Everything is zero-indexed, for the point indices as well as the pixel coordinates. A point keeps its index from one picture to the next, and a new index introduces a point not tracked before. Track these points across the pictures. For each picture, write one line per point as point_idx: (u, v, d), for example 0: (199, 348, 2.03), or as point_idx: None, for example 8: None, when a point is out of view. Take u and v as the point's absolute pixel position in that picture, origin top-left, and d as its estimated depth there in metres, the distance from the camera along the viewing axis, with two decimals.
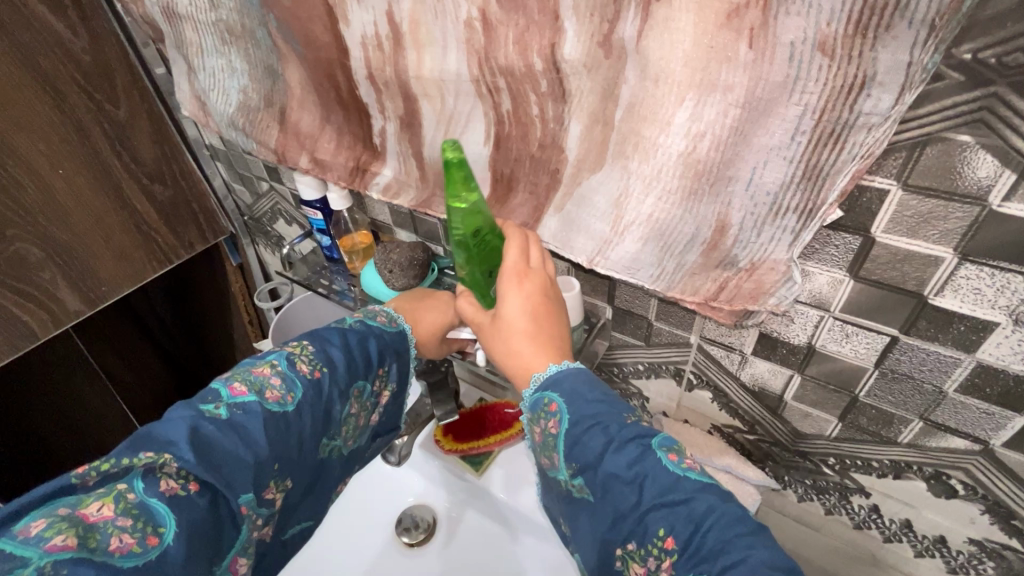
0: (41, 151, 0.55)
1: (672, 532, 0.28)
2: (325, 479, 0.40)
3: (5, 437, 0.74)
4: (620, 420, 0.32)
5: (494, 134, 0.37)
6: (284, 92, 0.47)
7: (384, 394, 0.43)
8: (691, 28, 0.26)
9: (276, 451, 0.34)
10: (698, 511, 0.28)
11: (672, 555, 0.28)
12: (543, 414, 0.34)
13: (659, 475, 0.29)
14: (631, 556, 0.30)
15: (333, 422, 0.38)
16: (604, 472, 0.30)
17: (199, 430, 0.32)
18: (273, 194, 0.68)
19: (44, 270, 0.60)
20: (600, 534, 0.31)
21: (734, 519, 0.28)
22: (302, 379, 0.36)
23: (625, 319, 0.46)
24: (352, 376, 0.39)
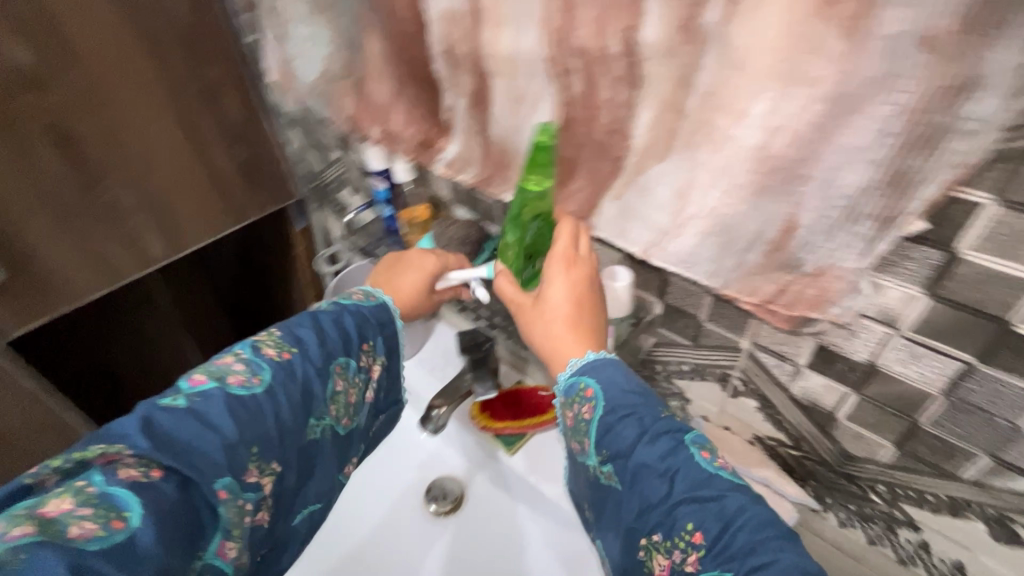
0: (140, 105, 0.60)
1: (700, 527, 0.28)
2: (325, 459, 0.40)
3: (91, 369, 0.82)
4: (654, 413, 0.32)
5: (559, 116, 0.37)
6: (361, 64, 0.48)
7: (375, 368, 0.44)
8: (780, 14, 0.25)
9: (249, 433, 0.34)
10: (729, 509, 0.28)
11: (698, 550, 0.28)
12: (578, 400, 0.35)
13: (692, 470, 0.30)
14: (654, 546, 0.31)
15: (317, 398, 0.39)
16: (637, 460, 0.31)
17: (154, 419, 0.32)
18: (342, 163, 0.71)
19: (136, 216, 0.65)
20: (626, 522, 0.32)
21: (766, 521, 0.28)
22: (266, 360, 0.37)
23: (675, 317, 0.45)
24: (325, 352, 0.40)
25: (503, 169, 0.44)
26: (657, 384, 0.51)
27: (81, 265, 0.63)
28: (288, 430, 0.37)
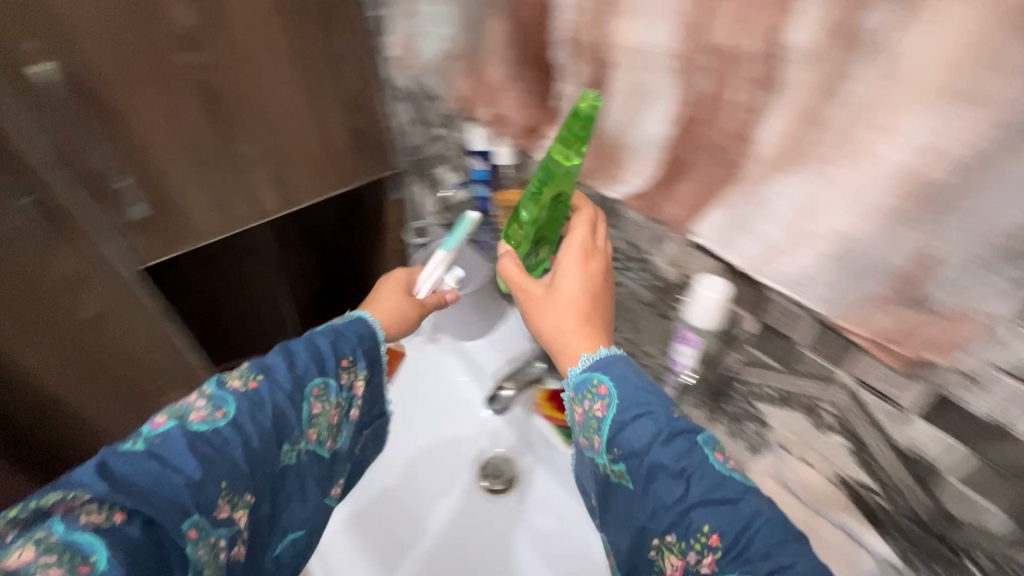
0: (273, 69, 0.64)
1: (716, 530, 0.31)
2: (304, 485, 0.41)
3: (200, 310, 0.90)
4: (667, 413, 0.35)
5: (676, 115, 0.36)
6: (481, 46, 0.49)
7: (358, 384, 0.45)
8: (961, 23, 0.23)
9: (217, 469, 0.34)
10: (746, 511, 0.31)
11: (713, 551, 0.31)
12: (589, 396, 0.38)
13: (709, 474, 0.33)
14: (665, 545, 0.33)
15: (291, 426, 0.39)
16: (652, 462, 0.34)
17: (112, 465, 0.32)
18: (443, 141, 0.73)
19: (257, 170, 0.71)
20: (637, 521, 0.34)
21: (780, 526, 0.31)
22: (229, 393, 0.37)
23: (769, 338, 0.42)
24: (295, 376, 0.40)
25: (606, 163, 0.43)
26: (733, 404, 0.49)
27: (210, 210, 0.70)
28: (263, 458, 0.37)
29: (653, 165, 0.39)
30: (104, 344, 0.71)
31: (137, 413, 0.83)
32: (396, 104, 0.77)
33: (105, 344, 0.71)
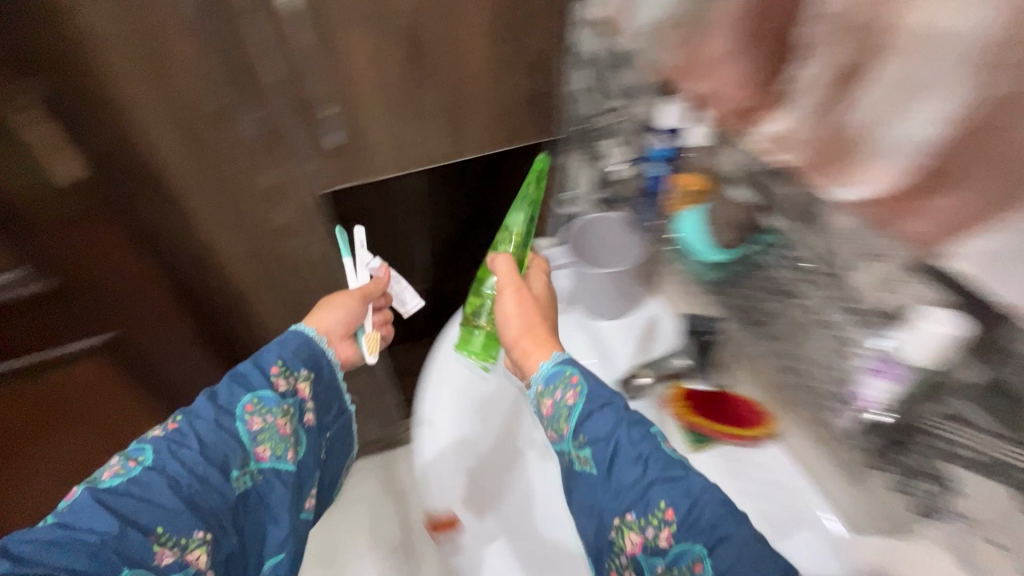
0: (471, 20, 0.66)
1: (673, 506, 0.40)
2: (270, 499, 0.48)
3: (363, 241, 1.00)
4: (622, 405, 0.46)
5: (950, 118, 0.30)
6: (712, 15, 0.46)
7: (303, 389, 0.53)
8: None
9: (150, 511, 0.41)
10: (694, 489, 0.40)
11: (668, 524, 0.39)
12: (562, 385, 0.48)
13: (663, 457, 0.42)
14: (628, 525, 0.41)
15: (232, 449, 0.46)
16: (618, 445, 0.43)
17: (24, 544, 0.37)
18: (618, 112, 0.69)
19: (438, 117, 0.74)
20: (605, 502, 0.43)
21: (721, 501, 0.39)
22: (147, 442, 0.45)
23: (1000, 396, 0.35)
24: (218, 407, 0.48)
25: (835, 161, 0.38)
26: (915, 454, 0.42)
27: (392, 151, 0.75)
28: (203, 484, 0.44)
29: (895, 171, 0.34)
30: (289, 249, 0.80)
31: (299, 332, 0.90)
32: (575, 69, 0.75)
33: (290, 249, 0.80)
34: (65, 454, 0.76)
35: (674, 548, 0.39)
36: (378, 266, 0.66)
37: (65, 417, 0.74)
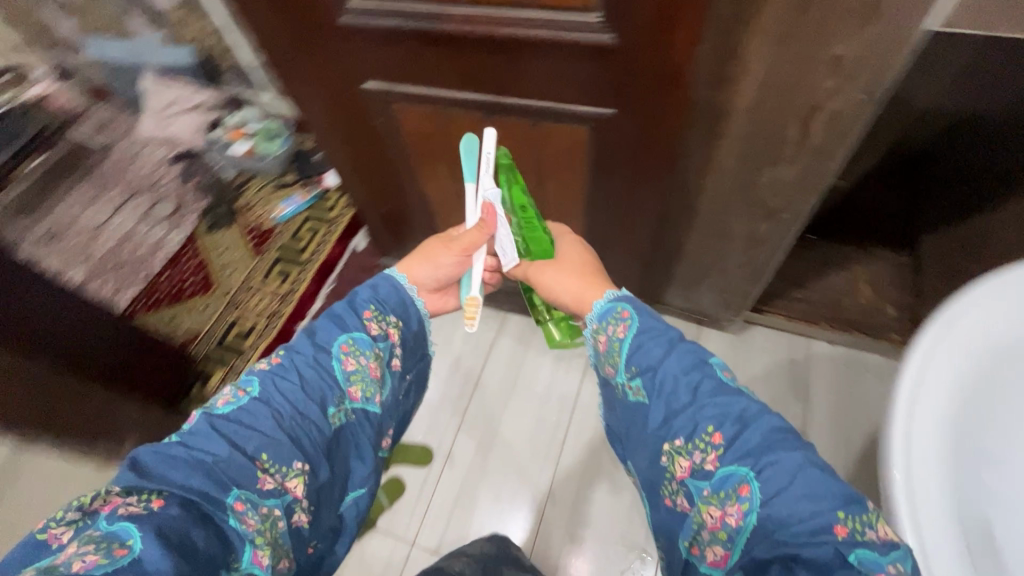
0: None
1: (722, 431, 0.42)
2: (358, 439, 0.54)
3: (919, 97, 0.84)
4: (668, 335, 0.49)
5: None
6: None
7: (391, 334, 0.60)
8: None
9: (266, 429, 0.47)
10: (750, 413, 0.43)
11: (714, 449, 0.42)
12: (615, 320, 0.53)
13: (712, 380, 0.45)
14: (676, 450, 0.44)
15: (331, 387, 0.52)
16: (665, 373, 0.46)
17: (148, 458, 0.43)
18: None
19: None
20: (655, 428, 0.46)
21: (772, 430, 0.42)
22: (256, 376, 0.51)
23: None
24: (317, 344, 0.54)
25: None
26: None
27: None
28: (305, 413, 0.49)
29: None
30: (814, 90, 0.64)
31: (736, 181, 0.81)
32: None
33: (815, 90, 0.64)
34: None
35: (719, 467, 0.42)
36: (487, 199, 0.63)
37: (530, 156, 0.82)
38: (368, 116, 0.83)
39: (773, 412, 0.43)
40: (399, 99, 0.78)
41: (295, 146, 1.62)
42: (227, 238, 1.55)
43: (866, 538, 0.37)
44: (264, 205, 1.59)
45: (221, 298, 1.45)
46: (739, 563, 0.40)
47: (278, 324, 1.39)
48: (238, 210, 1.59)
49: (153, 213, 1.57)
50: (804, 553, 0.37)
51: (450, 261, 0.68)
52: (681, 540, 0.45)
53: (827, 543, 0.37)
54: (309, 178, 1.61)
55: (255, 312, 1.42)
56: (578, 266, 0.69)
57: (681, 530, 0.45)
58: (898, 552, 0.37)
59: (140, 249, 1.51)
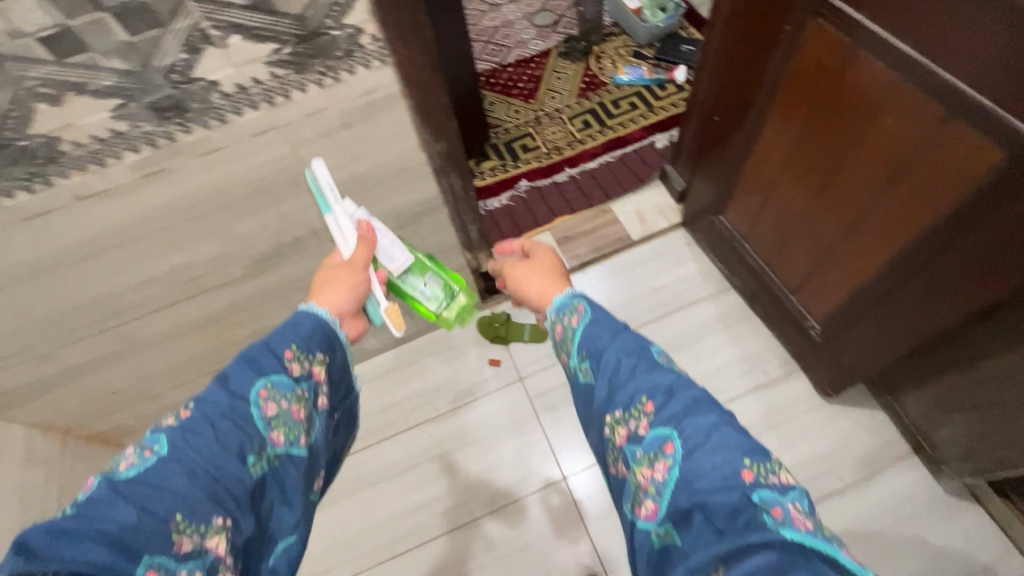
0: None
1: (652, 400, 0.53)
2: (283, 485, 0.55)
3: None
4: (614, 323, 0.61)
5: None
6: None
7: (314, 368, 0.62)
8: None
9: (172, 493, 0.46)
10: (675, 386, 0.54)
11: (646, 416, 0.53)
12: (568, 311, 0.66)
13: (647, 360, 0.57)
14: (616, 421, 0.55)
15: (252, 435, 0.52)
16: (610, 354, 0.58)
17: (44, 531, 0.40)
18: None
19: None
20: (601, 403, 0.57)
21: (693, 399, 0.53)
22: (163, 433, 0.49)
23: None
24: (233, 393, 0.54)
25: None
26: None
27: None
28: (224, 464, 0.49)
29: None
30: None
31: None
32: None
33: None
34: (863, 170, 0.78)
35: (646, 434, 0.52)
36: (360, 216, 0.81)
37: (893, 151, 0.73)
38: (773, 17, 0.81)
39: (697, 385, 0.54)
40: (828, 11, 0.72)
41: (672, 28, 1.65)
42: (566, 69, 1.68)
43: (767, 482, 0.47)
44: (613, 62, 1.67)
45: (531, 111, 1.61)
46: (667, 512, 0.48)
47: (554, 158, 1.51)
48: (592, 53, 1.70)
49: (534, 18, 1.78)
50: (715, 501, 0.46)
51: (353, 278, 0.75)
52: (628, 505, 0.53)
53: (734, 487, 0.46)
54: (662, 62, 1.64)
55: (547, 137, 1.55)
56: (535, 253, 0.83)
57: (627, 495, 0.54)
58: (794, 492, 0.47)
59: (507, 38, 1.75)
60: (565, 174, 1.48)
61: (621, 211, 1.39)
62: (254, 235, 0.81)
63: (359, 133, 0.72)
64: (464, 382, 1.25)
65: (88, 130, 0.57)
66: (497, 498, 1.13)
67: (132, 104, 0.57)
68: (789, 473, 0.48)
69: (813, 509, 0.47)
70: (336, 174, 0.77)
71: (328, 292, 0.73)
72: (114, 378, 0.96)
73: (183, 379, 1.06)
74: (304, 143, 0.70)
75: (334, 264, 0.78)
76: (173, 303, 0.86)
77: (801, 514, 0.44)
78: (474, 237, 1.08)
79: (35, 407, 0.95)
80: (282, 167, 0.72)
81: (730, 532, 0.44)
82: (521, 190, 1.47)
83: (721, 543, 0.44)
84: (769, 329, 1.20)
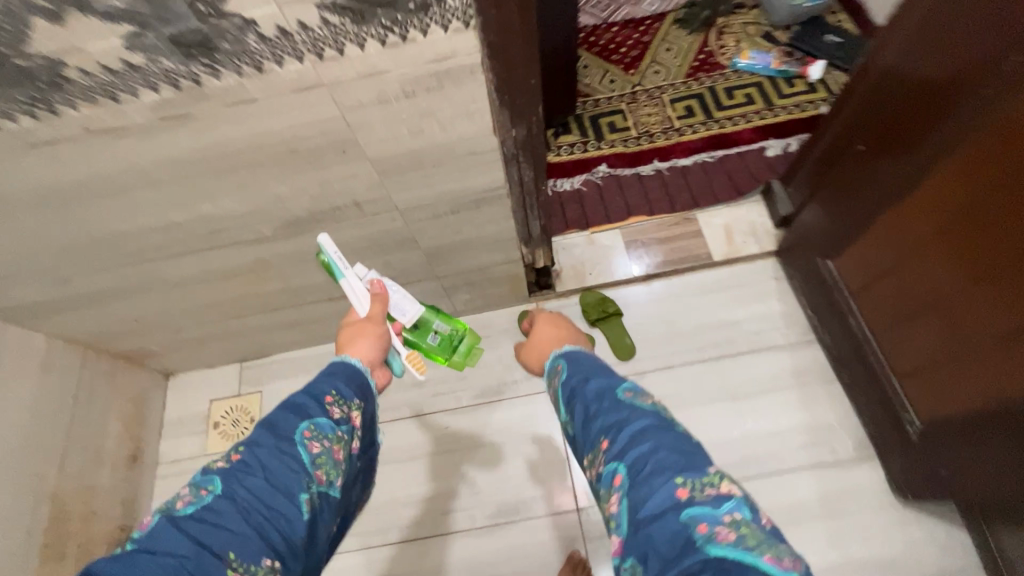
0: None
1: (608, 438, 0.60)
2: (319, 527, 0.54)
3: None
4: (586, 374, 0.70)
5: None
6: None
7: (351, 414, 0.61)
8: None
9: (226, 531, 0.48)
10: (625, 419, 0.61)
11: (604, 453, 0.60)
12: (556, 374, 0.74)
13: (611, 400, 0.64)
14: (590, 462, 0.62)
15: (298, 473, 0.53)
16: (581, 402, 0.66)
17: (116, 561, 0.44)
18: None
19: None
20: (584, 450, 0.65)
21: (640, 429, 0.59)
22: (216, 474, 0.52)
23: None
24: (278, 434, 0.55)
25: None
26: None
27: None
28: (272, 502, 0.51)
29: None
30: None
31: None
32: None
33: None
34: (936, 254, 0.75)
35: (604, 469, 0.59)
36: (370, 276, 0.77)
37: (974, 243, 0.69)
38: (912, 84, 0.72)
39: (649, 417, 0.61)
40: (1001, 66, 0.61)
41: (818, 11, 1.38)
42: (680, 39, 1.45)
43: (701, 495, 0.51)
44: (736, 41, 1.43)
45: (628, 84, 1.40)
46: (628, 540, 0.52)
47: (644, 145, 1.32)
48: (714, 26, 1.46)
49: None
50: (658, 524, 0.51)
51: (376, 331, 0.71)
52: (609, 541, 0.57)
53: (670, 505, 0.51)
54: (795, 52, 1.39)
55: (640, 118, 1.35)
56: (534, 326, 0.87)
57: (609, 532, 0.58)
58: (729, 503, 0.51)
59: None
60: (652, 167, 1.29)
61: (707, 223, 1.21)
62: (290, 197, 0.70)
63: (422, 105, 0.59)
64: (493, 378, 1.15)
65: (96, 58, 0.47)
66: (501, 512, 1.04)
67: (149, 34, 0.46)
68: (726, 484, 0.53)
69: (754, 515, 0.50)
70: (390, 146, 0.64)
71: (352, 348, 0.69)
72: (135, 308, 0.92)
73: (205, 320, 1.01)
74: (355, 108, 0.57)
75: (351, 323, 0.73)
76: (197, 251, 0.78)
77: (729, 525, 0.48)
78: (536, 230, 0.94)
79: (57, 322, 0.92)
80: (327, 131, 0.60)
81: (673, 553, 0.48)
82: (597, 175, 1.30)
83: (663, 558, 0.48)
84: (849, 401, 1.03)
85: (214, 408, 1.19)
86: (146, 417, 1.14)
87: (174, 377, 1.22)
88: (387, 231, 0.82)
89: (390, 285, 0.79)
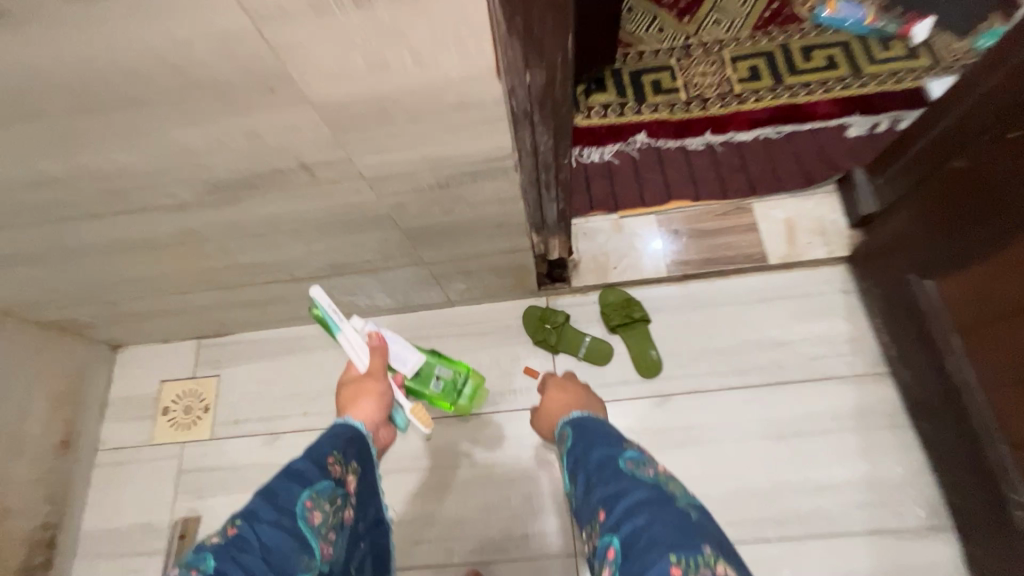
0: None
1: (604, 509, 0.46)
2: None
3: None
4: (595, 436, 0.56)
5: None
6: None
7: (348, 479, 0.56)
8: None
9: None
10: (625, 488, 0.46)
11: (599, 525, 0.46)
12: (564, 437, 0.60)
13: (610, 464, 0.50)
14: (587, 539, 0.48)
15: (301, 547, 0.45)
16: (583, 469, 0.52)
17: None
18: None
19: None
20: (581, 525, 0.51)
21: (638, 500, 0.45)
22: (207, 552, 0.41)
23: None
24: (277, 504, 0.47)
25: None
26: None
27: None
28: None
29: None
30: None
31: None
32: None
33: None
34: None
35: (597, 546, 0.45)
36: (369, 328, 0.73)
37: None
38: None
39: (648, 486, 0.46)
40: None
41: None
42: None
43: None
44: None
45: (681, 34, 1.15)
46: None
47: (694, 113, 1.07)
48: None
49: None
50: None
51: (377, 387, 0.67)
52: None
53: None
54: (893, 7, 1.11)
55: (692, 78, 1.10)
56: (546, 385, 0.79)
57: None
58: None
59: None
60: (702, 140, 1.05)
61: (766, 216, 0.98)
62: (207, 152, 0.50)
63: (383, 20, 0.37)
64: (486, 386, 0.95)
65: None
66: (484, 547, 0.87)
67: None
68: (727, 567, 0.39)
69: None
70: (340, 86, 0.43)
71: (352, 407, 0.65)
72: (46, 278, 0.74)
73: (140, 294, 0.83)
74: (275, 18, 0.36)
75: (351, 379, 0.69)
76: (97, 216, 0.58)
77: None
78: (552, 215, 0.73)
79: None
80: (237, 53, 0.39)
81: None
82: (634, 146, 1.06)
83: None
84: (926, 454, 0.82)
85: (165, 390, 1.02)
86: (85, 396, 0.99)
87: (123, 350, 1.06)
88: (353, 205, 0.61)
89: (390, 336, 0.75)
